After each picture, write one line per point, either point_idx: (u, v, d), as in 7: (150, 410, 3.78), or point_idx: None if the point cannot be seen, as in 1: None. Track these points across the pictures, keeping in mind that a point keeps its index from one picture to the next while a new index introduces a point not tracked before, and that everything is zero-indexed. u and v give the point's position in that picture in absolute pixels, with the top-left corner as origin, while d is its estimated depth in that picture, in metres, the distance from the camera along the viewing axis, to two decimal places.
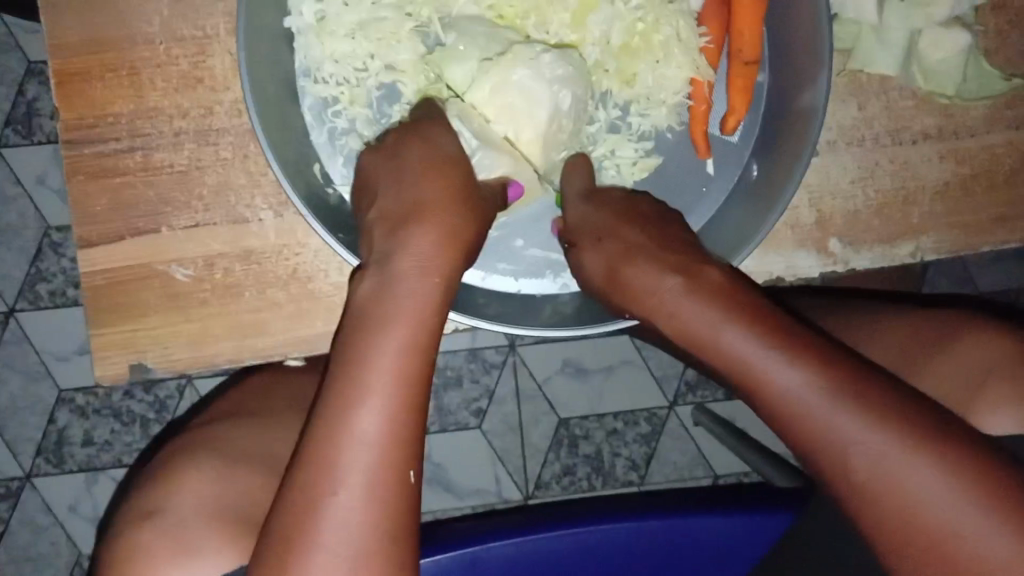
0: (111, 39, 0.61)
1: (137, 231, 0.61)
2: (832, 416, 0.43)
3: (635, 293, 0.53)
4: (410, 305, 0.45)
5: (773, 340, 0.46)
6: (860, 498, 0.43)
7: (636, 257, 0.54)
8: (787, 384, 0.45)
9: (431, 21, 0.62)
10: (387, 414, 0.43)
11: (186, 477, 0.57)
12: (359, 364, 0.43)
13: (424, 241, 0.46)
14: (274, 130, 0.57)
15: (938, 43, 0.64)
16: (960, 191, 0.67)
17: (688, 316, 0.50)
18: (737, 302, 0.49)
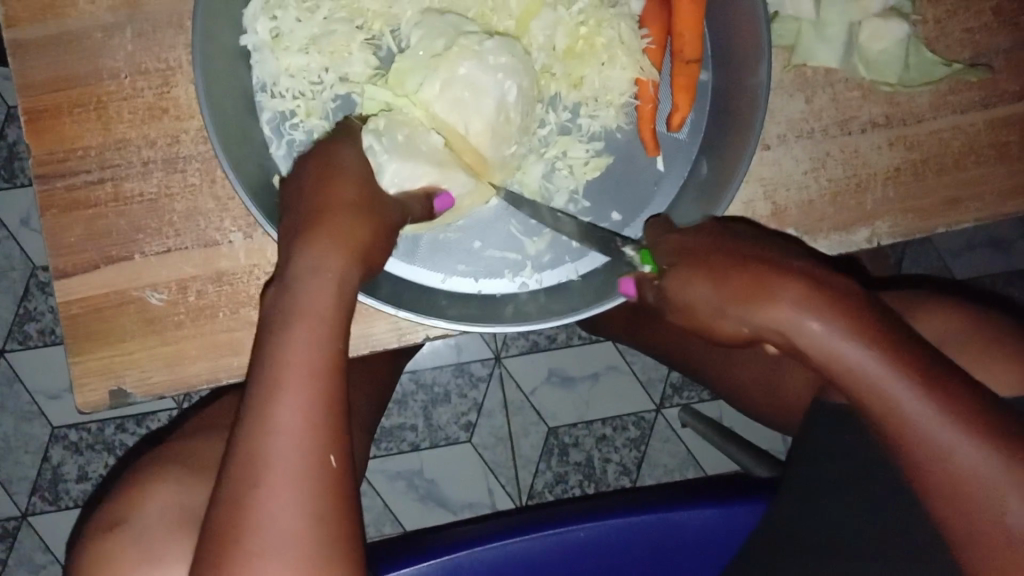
0: (78, 75, 0.63)
1: (111, 259, 0.63)
2: (902, 399, 0.45)
3: (699, 280, 0.50)
4: (312, 305, 0.45)
5: (853, 330, 0.45)
6: (932, 478, 0.46)
7: (700, 251, 0.51)
8: (871, 375, 0.45)
9: (383, 34, 0.66)
10: (303, 403, 0.44)
11: (155, 492, 0.58)
12: (271, 364, 0.45)
13: (320, 240, 0.46)
14: (232, 145, 0.60)
15: (879, 33, 0.67)
16: (912, 176, 0.69)
17: (763, 300, 0.47)
18: (815, 286, 0.47)
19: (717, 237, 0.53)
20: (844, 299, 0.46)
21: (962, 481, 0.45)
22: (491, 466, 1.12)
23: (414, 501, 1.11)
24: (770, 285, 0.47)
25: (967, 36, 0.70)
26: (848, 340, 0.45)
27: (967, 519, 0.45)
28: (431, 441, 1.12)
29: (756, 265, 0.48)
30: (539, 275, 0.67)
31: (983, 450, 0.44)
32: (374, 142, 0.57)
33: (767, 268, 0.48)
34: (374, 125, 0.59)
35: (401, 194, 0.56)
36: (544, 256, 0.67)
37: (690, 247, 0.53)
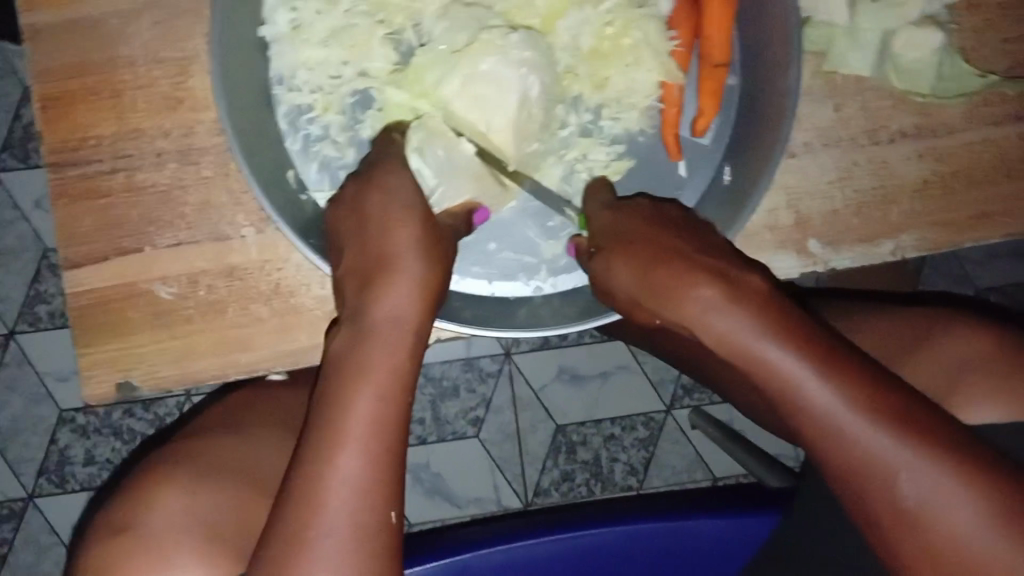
0: (93, 63, 0.62)
1: (121, 250, 0.62)
2: (822, 399, 0.45)
3: (622, 261, 0.53)
4: (386, 359, 0.47)
5: (774, 330, 0.47)
6: (855, 482, 0.45)
7: (631, 239, 0.54)
8: (789, 372, 0.46)
9: (404, 29, 0.65)
10: (368, 457, 0.45)
11: (159, 497, 0.57)
12: (340, 416, 0.46)
13: (399, 295, 0.48)
14: (247, 138, 0.59)
15: (914, 42, 0.65)
16: (940, 190, 0.67)
17: (676, 292, 0.49)
18: (734, 281, 0.49)
19: (649, 219, 0.55)
20: (761, 303, 0.48)
21: (886, 484, 0.44)
22: (498, 462, 1.11)
23: (420, 496, 1.10)
24: (681, 278, 0.49)
25: (1003, 47, 0.68)
26: (771, 337, 0.46)
27: (897, 522, 0.44)
28: (439, 435, 1.11)
29: (676, 250, 0.51)
30: (554, 279, 0.66)
31: (911, 450, 0.44)
32: (421, 164, 0.59)
33: (675, 254, 0.51)
34: (413, 135, 0.60)
35: (443, 212, 0.59)
36: (560, 260, 0.66)
37: (632, 238, 0.54)
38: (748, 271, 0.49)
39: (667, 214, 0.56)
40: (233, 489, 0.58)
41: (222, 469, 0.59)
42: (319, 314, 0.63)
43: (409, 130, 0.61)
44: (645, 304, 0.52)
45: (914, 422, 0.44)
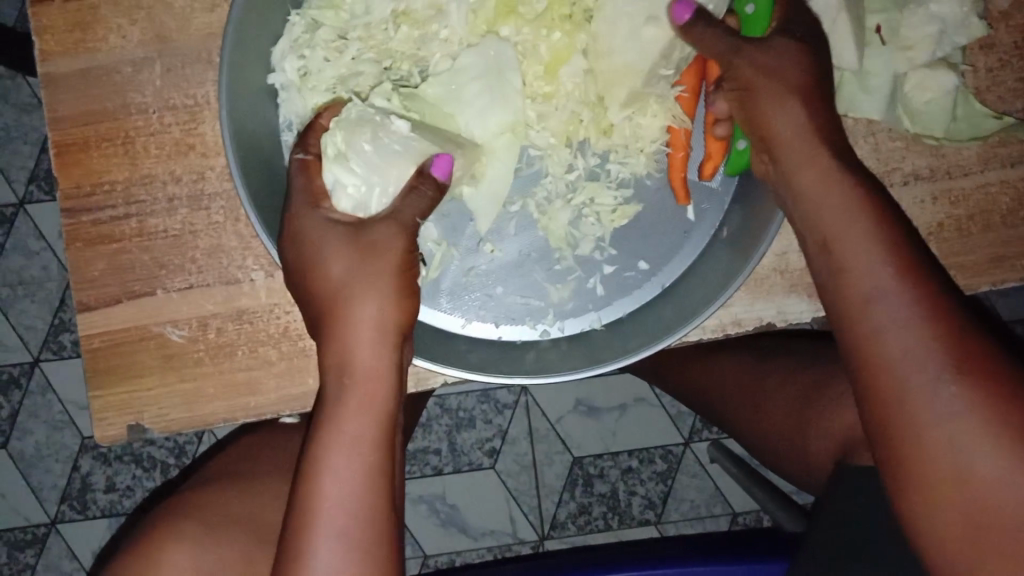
0: (107, 110, 0.64)
1: (133, 294, 0.64)
2: (891, 322, 0.49)
3: (792, 113, 0.55)
4: (359, 425, 0.50)
5: (894, 264, 0.50)
6: (889, 414, 0.49)
7: (773, 89, 0.56)
8: (870, 280, 0.50)
9: (411, 75, 0.65)
10: (340, 540, 0.48)
11: (164, 542, 0.59)
12: (316, 497, 0.49)
13: (362, 344, 0.51)
14: (256, 185, 0.60)
15: (925, 84, 0.65)
16: (955, 232, 0.66)
17: (822, 177, 0.54)
18: (865, 187, 0.53)
19: (801, 54, 0.56)
20: (891, 235, 0.51)
21: (927, 428, 0.47)
22: (513, 494, 1.11)
23: (435, 526, 1.11)
24: (824, 162, 0.54)
25: (1020, 86, 0.67)
26: (885, 258, 0.50)
27: (914, 448, 0.47)
28: (454, 466, 1.11)
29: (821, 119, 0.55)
30: (562, 323, 0.66)
31: (955, 380, 0.46)
32: (337, 169, 0.57)
33: (819, 140, 0.55)
34: (334, 144, 0.58)
35: (372, 213, 0.57)
36: (567, 305, 0.66)
37: (794, 101, 0.55)
38: (896, 217, 0.52)
39: (809, 41, 0.57)
40: (239, 544, 0.60)
41: (229, 523, 0.61)
42: None
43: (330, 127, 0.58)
44: (797, 213, 0.56)
45: (990, 380, 0.46)
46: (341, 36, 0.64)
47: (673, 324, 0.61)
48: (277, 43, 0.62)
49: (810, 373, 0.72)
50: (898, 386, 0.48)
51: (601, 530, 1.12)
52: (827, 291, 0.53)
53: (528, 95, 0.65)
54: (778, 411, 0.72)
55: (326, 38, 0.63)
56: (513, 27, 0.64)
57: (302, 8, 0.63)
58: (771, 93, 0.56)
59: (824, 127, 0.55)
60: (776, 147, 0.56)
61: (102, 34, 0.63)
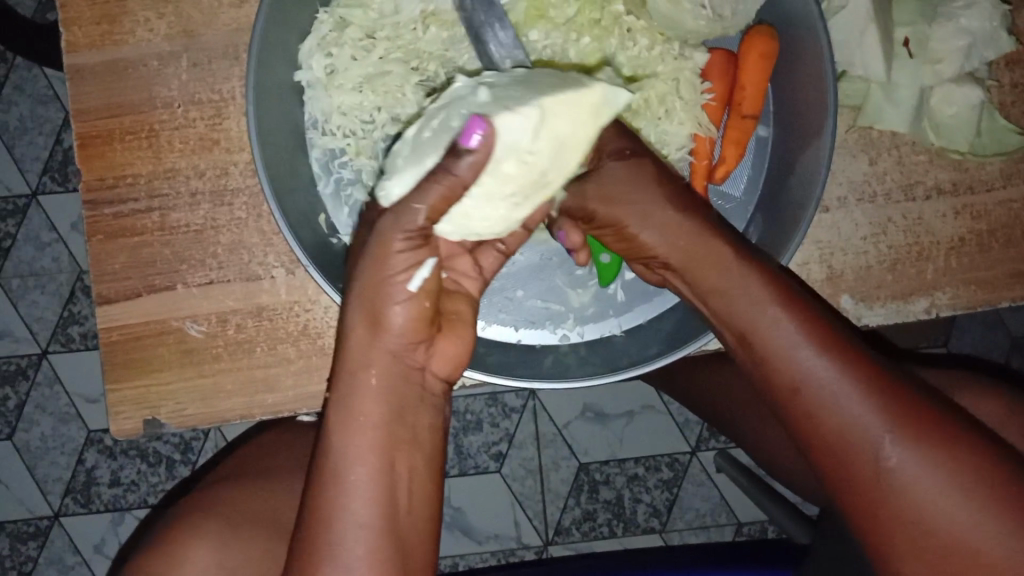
0: (132, 103, 0.63)
1: (153, 288, 0.63)
2: (831, 400, 0.50)
3: (666, 218, 0.55)
4: (365, 441, 0.49)
5: (824, 349, 0.51)
6: (864, 500, 0.49)
7: (640, 210, 0.55)
8: (805, 369, 0.51)
9: (437, 75, 0.65)
10: (357, 552, 0.47)
11: (184, 540, 0.59)
12: (326, 516, 0.48)
13: (365, 360, 0.50)
14: (281, 181, 0.60)
15: (951, 97, 0.65)
16: (976, 247, 0.66)
17: (701, 262, 0.54)
18: (767, 272, 0.54)
19: (639, 167, 0.56)
20: (810, 317, 0.52)
21: (908, 502, 0.48)
22: (519, 499, 1.10)
23: (440, 528, 1.11)
24: (711, 245, 0.54)
25: None
26: (807, 341, 0.51)
27: (878, 515, 0.49)
28: (460, 469, 1.10)
29: (681, 209, 0.55)
30: (581, 328, 0.66)
31: (898, 442, 0.48)
32: (386, 174, 0.54)
33: (702, 234, 0.55)
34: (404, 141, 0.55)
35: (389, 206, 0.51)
36: (587, 309, 0.66)
37: (651, 207, 0.55)
38: (786, 290, 0.53)
39: (645, 151, 0.57)
40: (257, 543, 0.60)
41: (247, 522, 0.61)
42: None
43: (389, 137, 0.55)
44: (711, 306, 0.55)
45: (930, 437, 0.48)
46: (369, 35, 0.65)
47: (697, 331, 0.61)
48: (304, 41, 0.62)
49: None
50: (850, 458, 0.49)
51: (606, 537, 1.11)
52: (771, 387, 0.53)
53: None
54: None
55: (353, 37, 0.64)
56: (542, 32, 0.64)
57: (330, 6, 0.63)
58: (626, 204, 0.55)
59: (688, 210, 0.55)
60: (662, 261, 0.56)
61: (128, 26, 0.63)
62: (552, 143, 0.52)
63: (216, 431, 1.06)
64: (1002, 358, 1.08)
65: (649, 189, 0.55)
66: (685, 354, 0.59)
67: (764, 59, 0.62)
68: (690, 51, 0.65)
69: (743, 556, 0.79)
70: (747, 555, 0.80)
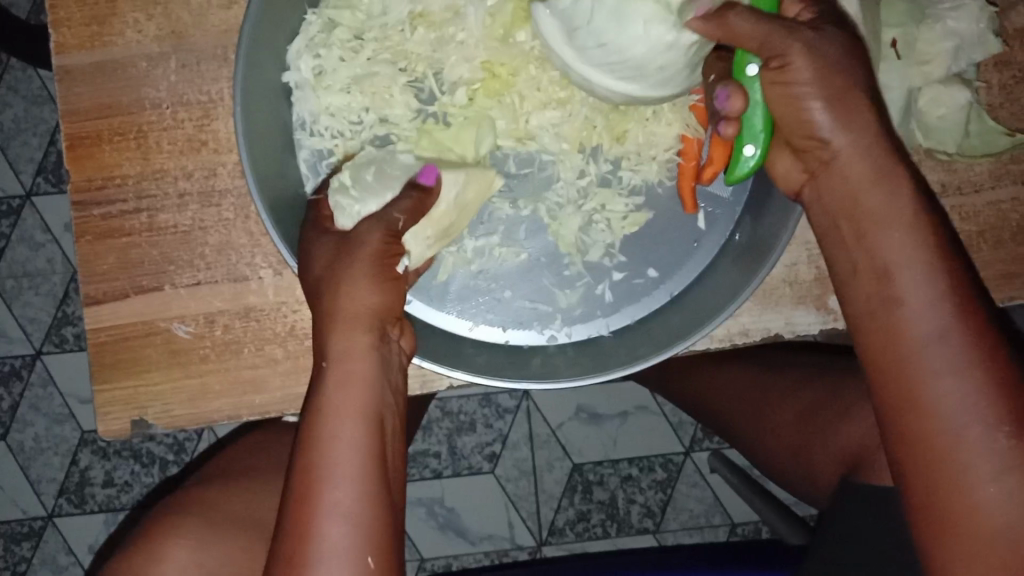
0: (121, 104, 0.64)
1: (142, 289, 0.63)
2: (943, 366, 0.49)
3: (849, 118, 0.52)
4: (348, 407, 0.50)
5: (954, 312, 0.50)
6: (932, 469, 0.50)
7: (828, 95, 0.52)
8: (931, 324, 0.50)
9: (425, 76, 0.65)
10: (345, 515, 0.49)
11: (170, 541, 0.59)
12: (315, 480, 0.49)
13: (342, 333, 0.51)
14: (268, 181, 0.60)
15: (941, 99, 0.65)
16: (964, 248, 0.66)
17: (864, 179, 0.53)
18: (932, 215, 0.52)
19: (846, 42, 0.53)
20: (953, 273, 0.51)
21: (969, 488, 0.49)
22: (513, 499, 1.10)
23: (433, 529, 1.11)
24: (872, 164, 0.53)
25: None
26: (948, 299, 0.50)
27: (941, 493, 0.49)
28: (454, 470, 1.10)
29: (880, 120, 0.53)
30: (569, 328, 0.66)
31: (999, 433, 0.48)
32: (340, 195, 0.58)
33: (866, 152, 0.53)
34: (343, 175, 0.59)
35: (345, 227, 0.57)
36: (576, 310, 0.66)
37: (841, 96, 0.52)
38: (935, 233, 0.51)
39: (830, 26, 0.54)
40: (241, 542, 0.60)
41: (231, 521, 0.61)
42: None
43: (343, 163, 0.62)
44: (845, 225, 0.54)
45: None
46: (357, 37, 0.65)
47: (683, 332, 0.61)
48: (293, 42, 0.63)
49: (815, 387, 0.72)
50: (943, 433, 0.49)
51: (599, 538, 1.12)
52: (869, 321, 0.53)
53: (540, 100, 0.64)
54: (782, 424, 0.72)
55: (342, 38, 0.64)
56: (530, 32, 0.63)
57: (320, 8, 0.64)
58: (821, 83, 0.52)
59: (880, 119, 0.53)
60: (816, 157, 0.54)
61: (117, 28, 0.63)
62: (461, 208, 0.61)
63: (209, 432, 1.06)
64: None
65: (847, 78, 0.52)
66: (673, 353, 0.59)
67: None
68: None
69: (733, 557, 0.79)
70: (738, 556, 0.80)
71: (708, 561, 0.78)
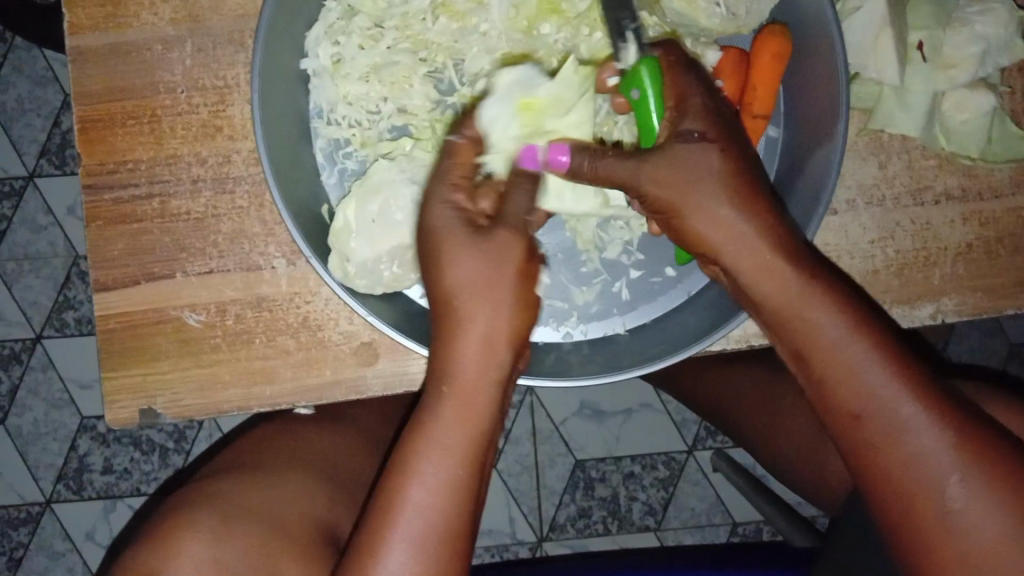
0: (135, 88, 0.62)
1: (152, 276, 0.63)
2: (896, 426, 0.49)
3: (719, 217, 0.51)
4: (453, 434, 0.50)
5: (891, 372, 0.50)
6: (906, 524, 0.50)
7: (699, 200, 0.51)
8: (871, 389, 0.50)
9: (445, 66, 0.65)
10: (445, 476, 0.50)
11: (181, 535, 0.58)
12: (435, 429, 0.50)
13: (471, 357, 0.50)
14: (283, 169, 0.59)
15: (964, 104, 0.64)
16: (983, 253, 0.66)
17: (759, 269, 0.51)
18: (834, 287, 0.52)
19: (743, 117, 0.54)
20: (875, 335, 0.51)
21: (950, 542, 0.48)
22: (515, 495, 1.10)
23: None
24: (766, 248, 0.51)
25: None
26: (873, 364, 0.50)
27: (924, 557, 0.49)
28: None
29: (744, 208, 0.51)
30: (585, 326, 0.65)
31: (965, 481, 0.48)
32: (339, 246, 0.60)
33: (766, 230, 0.51)
34: (347, 213, 0.60)
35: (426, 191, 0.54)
36: (591, 307, 0.66)
37: (705, 203, 0.51)
38: (845, 298, 0.51)
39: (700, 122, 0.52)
40: (255, 536, 0.59)
41: (243, 513, 0.60)
42: (344, 350, 0.63)
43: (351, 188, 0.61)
44: (764, 314, 0.53)
45: (994, 473, 0.48)
46: (377, 24, 0.64)
47: (703, 331, 0.60)
48: (312, 29, 0.62)
49: None
50: (908, 495, 0.49)
51: (600, 535, 1.11)
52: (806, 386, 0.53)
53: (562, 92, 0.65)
54: (795, 428, 0.72)
55: (362, 26, 0.63)
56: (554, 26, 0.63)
57: None
58: (680, 195, 0.51)
59: (752, 205, 0.51)
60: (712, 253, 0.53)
61: (132, 10, 0.62)
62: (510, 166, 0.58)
63: (211, 421, 1.05)
64: (999, 365, 1.08)
65: (709, 183, 0.51)
66: (693, 353, 0.58)
67: (777, 59, 0.61)
68: (703, 48, 0.64)
69: (740, 559, 0.79)
70: (745, 558, 0.79)
71: (717, 563, 0.78)
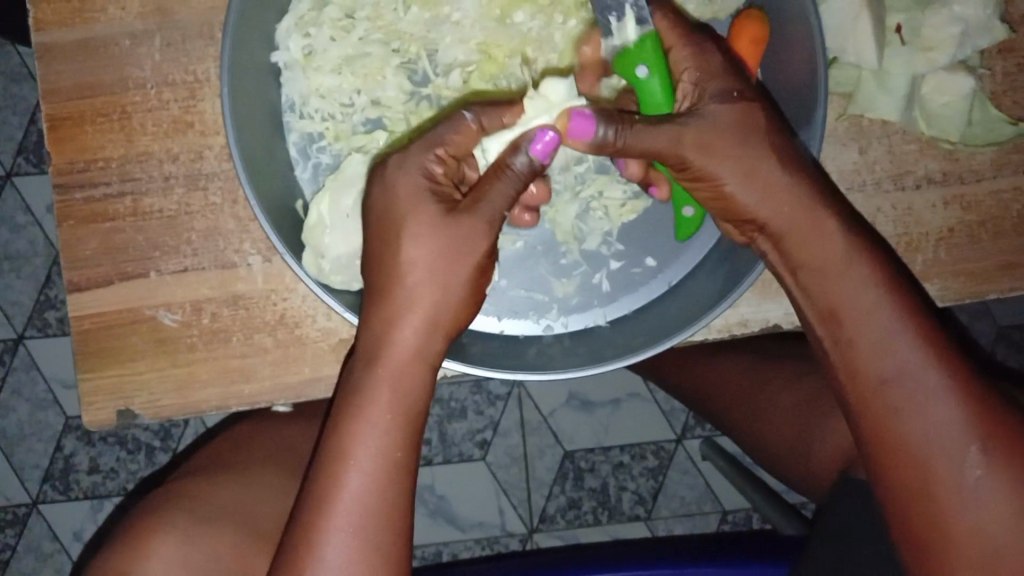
0: (104, 83, 0.61)
1: (126, 275, 0.62)
2: (923, 399, 0.52)
3: (757, 169, 0.53)
4: (390, 410, 0.51)
5: (918, 341, 0.52)
6: (920, 492, 0.52)
7: (736, 155, 0.52)
8: (901, 359, 0.52)
9: (418, 57, 0.64)
10: (379, 458, 0.50)
11: (157, 540, 0.58)
12: (369, 408, 0.51)
13: (412, 328, 0.51)
14: (256, 163, 0.58)
15: (944, 87, 0.64)
16: (966, 238, 0.65)
17: (804, 233, 0.53)
18: (874, 254, 0.54)
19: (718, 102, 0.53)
20: (908, 305, 0.53)
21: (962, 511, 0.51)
22: (504, 487, 1.09)
23: (424, 516, 1.09)
24: (805, 217, 0.53)
25: None
26: (906, 335, 0.52)
27: (938, 525, 0.51)
28: (445, 457, 1.09)
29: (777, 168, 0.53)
30: (566, 318, 0.65)
31: (981, 452, 0.51)
32: (312, 241, 0.59)
33: (803, 194, 0.53)
34: (321, 208, 0.60)
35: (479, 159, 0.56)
36: (572, 299, 0.65)
37: (751, 161, 0.52)
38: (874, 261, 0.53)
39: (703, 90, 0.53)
40: (230, 538, 0.59)
41: (221, 516, 0.60)
42: (322, 346, 0.62)
43: (324, 181, 0.61)
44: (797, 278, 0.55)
45: (1004, 447, 0.51)
46: (348, 16, 0.63)
47: (685, 321, 0.59)
48: (282, 21, 0.61)
49: (812, 379, 0.71)
50: (923, 470, 0.52)
51: (590, 525, 1.10)
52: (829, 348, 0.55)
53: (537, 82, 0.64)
54: (780, 417, 0.72)
55: (333, 17, 0.63)
56: (528, 14, 0.64)
57: None
58: (722, 158, 0.52)
59: (795, 172, 0.53)
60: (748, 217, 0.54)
61: (100, 5, 0.61)
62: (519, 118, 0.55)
63: (197, 419, 1.04)
64: (987, 348, 1.08)
65: (738, 141, 0.52)
66: (673, 344, 0.57)
67: (757, 43, 0.59)
68: None
69: (728, 548, 0.79)
70: (733, 547, 0.79)
71: (705, 552, 0.78)
